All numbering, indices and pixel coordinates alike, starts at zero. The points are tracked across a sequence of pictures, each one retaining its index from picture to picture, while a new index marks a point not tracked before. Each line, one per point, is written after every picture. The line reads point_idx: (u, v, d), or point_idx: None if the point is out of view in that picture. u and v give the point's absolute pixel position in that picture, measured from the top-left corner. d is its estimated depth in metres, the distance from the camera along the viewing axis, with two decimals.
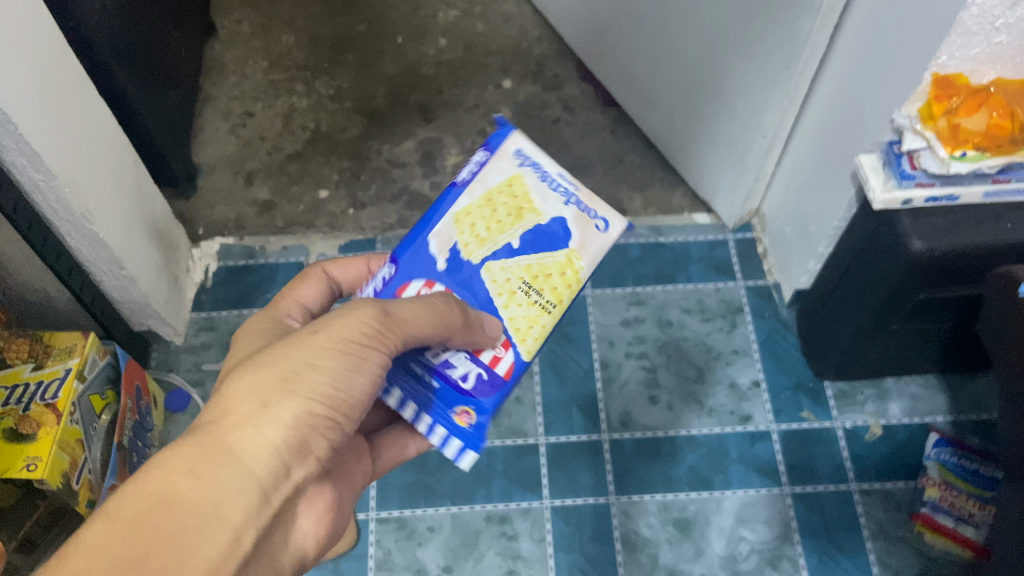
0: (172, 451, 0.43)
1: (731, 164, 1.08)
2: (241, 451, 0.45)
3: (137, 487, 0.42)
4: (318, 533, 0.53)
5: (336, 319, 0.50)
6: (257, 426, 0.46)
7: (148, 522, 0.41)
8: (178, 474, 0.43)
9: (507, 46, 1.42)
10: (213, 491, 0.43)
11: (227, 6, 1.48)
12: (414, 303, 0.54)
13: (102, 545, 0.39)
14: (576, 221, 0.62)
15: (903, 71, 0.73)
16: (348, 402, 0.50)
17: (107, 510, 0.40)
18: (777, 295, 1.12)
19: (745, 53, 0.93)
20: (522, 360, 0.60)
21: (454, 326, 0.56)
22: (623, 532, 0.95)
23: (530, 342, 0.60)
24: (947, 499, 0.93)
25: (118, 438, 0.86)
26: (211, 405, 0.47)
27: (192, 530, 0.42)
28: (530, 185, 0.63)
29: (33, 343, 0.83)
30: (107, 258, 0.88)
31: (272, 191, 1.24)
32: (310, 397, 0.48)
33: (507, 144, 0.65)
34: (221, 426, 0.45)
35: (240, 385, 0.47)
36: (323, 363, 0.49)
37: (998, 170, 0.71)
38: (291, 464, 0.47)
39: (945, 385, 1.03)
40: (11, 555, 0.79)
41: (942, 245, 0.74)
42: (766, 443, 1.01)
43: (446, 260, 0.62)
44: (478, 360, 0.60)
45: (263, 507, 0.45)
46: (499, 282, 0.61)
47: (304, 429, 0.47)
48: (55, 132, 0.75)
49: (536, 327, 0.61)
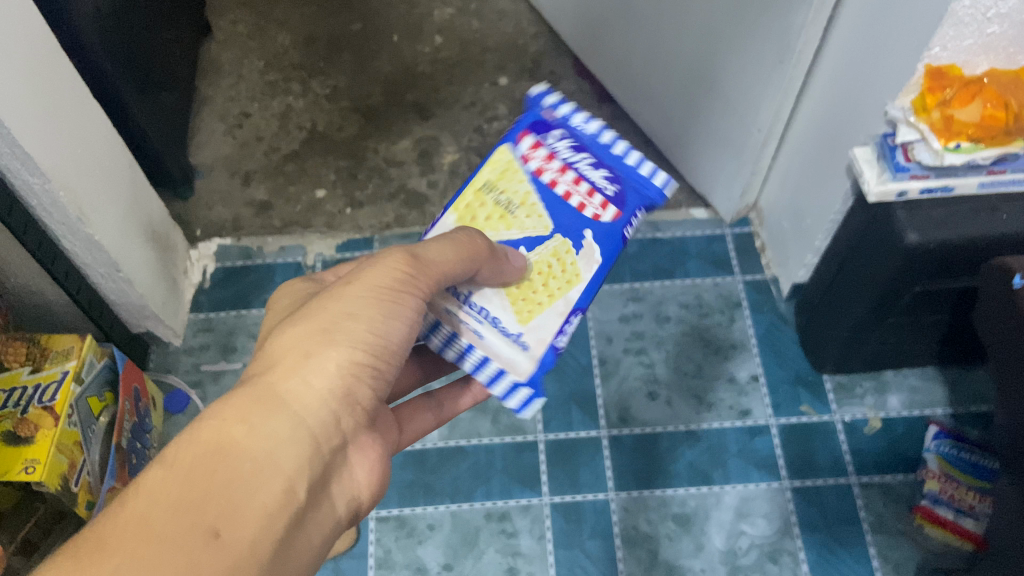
0: (224, 403, 0.48)
1: (727, 159, 1.08)
2: (288, 399, 0.49)
3: (194, 434, 0.46)
4: (375, 482, 0.55)
5: (370, 271, 0.55)
6: (303, 375, 0.50)
7: (205, 467, 0.44)
8: (232, 422, 0.47)
9: (503, 44, 1.42)
10: (265, 436, 0.47)
11: (222, 7, 1.47)
12: (443, 240, 0.57)
13: (161, 488, 0.43)
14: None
15: (896, 63, 0.72)
16: (388, 349, 0.54)
17: (167, 456, 0.44)
18: (775, 289, 1.12)
19: (739, 46, 0.93)
20: (508, 141, 0.66)
21: (482, 252, 0.57)
22: (624, 527, 0.95)
23: (501, 159, 0.65)
24: (947, 491, 0.92)
25: (117, 439, 0.86)
26: (257, 361, 0.52)
27: (246, 473, 0.45)
28: (501, 300, 0.61)
29: (31, 346, 0.84)
30: (104, 260, 0.88)
31: (269, 191, 1.25)
32: (351, 345, 0.52)
33: (536, 350, 0.60)
34: (270, 376, 0.50)
35: (284, 340, 0.52)
36: (360, 313, 0.53)
37: (993, 161, 0.70)
38: (334, 409, 0.51)
39: (944, 377, 1.03)
40: (12, 558, 0.79)
41: (939, 237, 0.74)
42: (765, 438, 1.01)
43: (594, 240, 0.62)
44: (551, 144, 0.65)
45: (311, 451, 0.49)
46: (524, 203, 0.63)
47: (348, 377, 0.52)
48: (49, 135, 0.75)
49: (501, 176, 0.65)
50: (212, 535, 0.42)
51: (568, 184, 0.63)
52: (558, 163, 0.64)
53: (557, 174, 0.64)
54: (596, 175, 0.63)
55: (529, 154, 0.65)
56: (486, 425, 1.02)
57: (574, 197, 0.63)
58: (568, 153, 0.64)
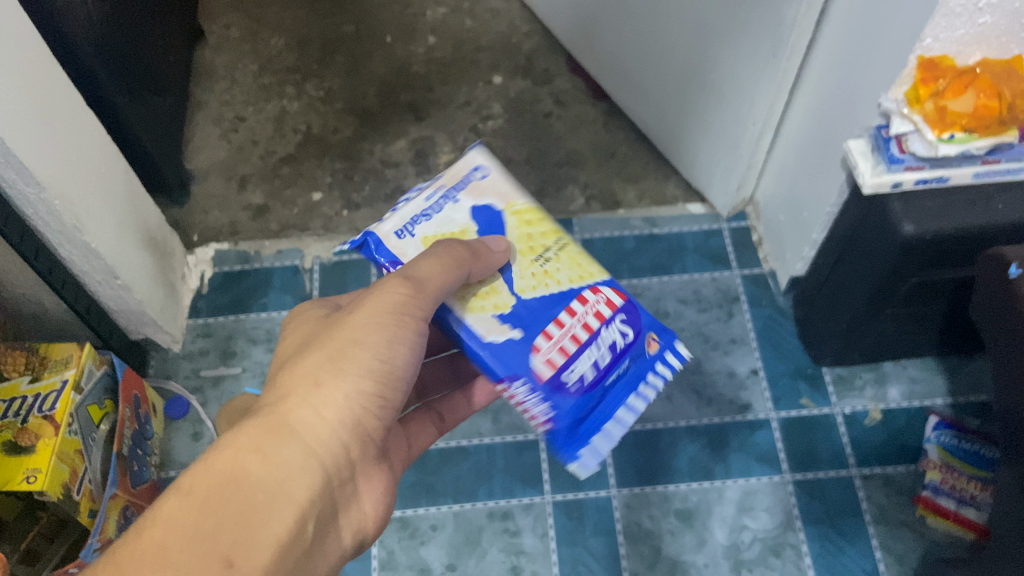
0: (238, 433, 0.49)
1: (723, 154, 1.08)
2: (299, 430, 0.50)
3: (210, 464, 0.47)
4: (379, 513, 0.56)
5: (372, 296, 0.55)
6: (314, 406, 0.51)
7: (221, 495, 0.46)
8: (246, 452, 0.48)
9: (496, 42, 1.41)
10: (277, 466, 0.48)
11: (215, 11, 1.47)
12: (428, 254, 0.55)
13: (177, 518, 0.44)
14: (477, 190, 0.65)
15: (889, 54, 0.72)
16: (393, 374, 0.54)
17: (182, 485, 0.45)
18: (773, 283, 1.12)
19: (732, 41, 0.93)
20: (609, 279, 0.65)
21: (466, 259, 0.56)
22: (626, 524, 0.95)
23: (593, 270, 0.65)
24: (948, 482, 0.93)
25: (118, 447, 0.86)
26: (272, 392, 0.53)
27: (259, 503, 0.46)
28: (435, 231, 0.63)
29: (30, 354, 0.84)
30: (101, 267, 0.88)
31: (265, 195, 1.24)
32: (358, 375, 0.53)
33: (383, 241, 0.62)
34: (283, 407, 0.51)
35: (296, 370, 0.53)
36: (366, 339, 0.54)
37: (987, 151, 0.71)
38: (345, 441, 0.52)
39: (943, 367, 1.03)
40: (15, 567, 0.79)
41: (934, 228, 0.74)
42: (766, 432, 1.01)
43: (510, 337, 0.59)
44: (613, 318, 0.63)
45: (321, 483, 0.50)
46: (547, 279, 0.62)
47: (355, 407, 0.53)
48: (45, 145, 0.75)
49: (576, 261, 0.65)
50: (225, 565, 0.43)
51: (574, 322, 0.61)
52: (597, 326, 0.61)
53: (577, 312, 0.61)
54: (582, 369, 0.60)
55: (602, 298, 0.63)
56: (487, 425, 1.02)
57: (588, 316, 0.61)
58: (602, 344, 0.61)
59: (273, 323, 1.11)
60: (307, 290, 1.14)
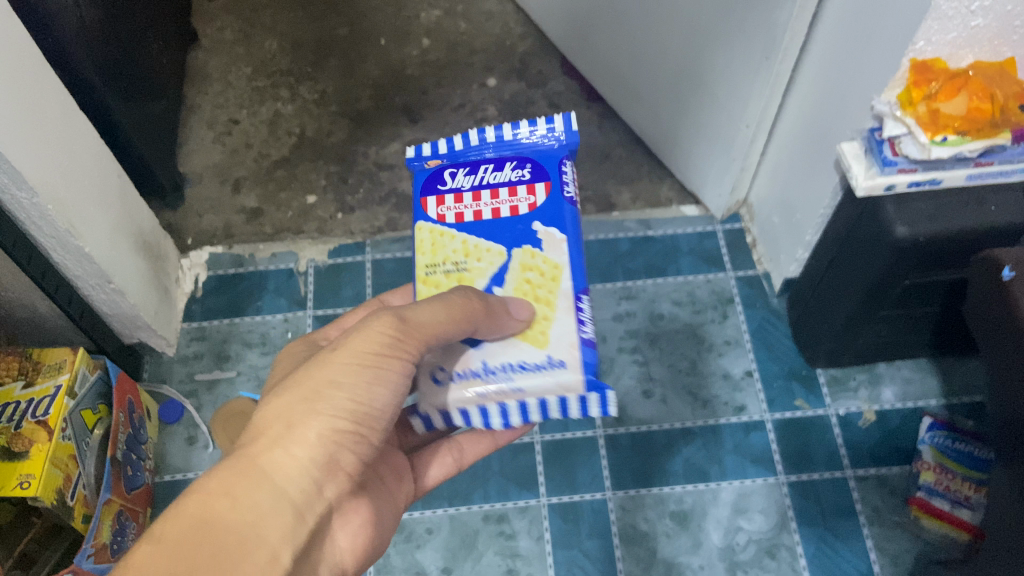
0: (210, 476, 0.48)
1: (716, 155, 1.08)
2: (271, 471, 0.49)
3: (179, 510, 0.46)
4: (356, 547, 0.56)
5: (355, 335, 0.54)
6: (286, 447, 0.50)
7: (191, 541, 0.44)
8: (217, 496, 0.47)
9: (490, 44, 1.41)
10: (249, 509, 0.47)
11: (209, 14, 1.47)
12: (434, 301, 0.55)
13: (147, 565, 0.43)
14: (458, 358, 0.58)
15: (882, 56, 0.72)
16: (372, 414, 0.53)
17: (154, 532, 0.44)
18: (767, 285, 1.12)
19: (725, 43, 0.93)
20: (417, 217, 0.65)
21: (476, 314, 0.55)
22: (621, 526, 0.95)
23: (424, 233, 0.64)
24: (942, 483, 0.93)
25: (112, 452, 0.85)
26: (243, 432, 0.51)
27: (230, 548, 0.45)
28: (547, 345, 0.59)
29: (23, 360, 0.84)
30: (94, 272, 0.87)
31: (260, 198, 1.24)
32: (332, 415, 0.51)
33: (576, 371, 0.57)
34: (255, 448, 0.49)
35: (268, 410, 0.51)
36: (343, 380, 0.52)
37: (980, 153, 0.71)
38: (319, 479, 0.50)
39: (936, 368, 1.04)
40: (10, 571, 0.79)
41: (927, 230, 0.74)
42: (760, 433, 1.01)
43: (549, 224, 0.63)
44: (451, 186, 0.65)
45: (295, 523, 0.49)
46: (472, 245, 0.63)
47: (330, 445, 0.51)
48: (36, 150, 0.74)
49: (431, 250, 0.63)
50: None
51: (480, 203, 0.64)
52: (466, 190, 0.65)
53: (476, 205, 0.64)
54: (503, 171, 0.65)
55: (437, 208, 0.65)
56: None
57: (465, 210, 0.64)
58: (475, 177, 0.65)
59: (268, 327, 1.11)
60: (301, 294, 1.13)
